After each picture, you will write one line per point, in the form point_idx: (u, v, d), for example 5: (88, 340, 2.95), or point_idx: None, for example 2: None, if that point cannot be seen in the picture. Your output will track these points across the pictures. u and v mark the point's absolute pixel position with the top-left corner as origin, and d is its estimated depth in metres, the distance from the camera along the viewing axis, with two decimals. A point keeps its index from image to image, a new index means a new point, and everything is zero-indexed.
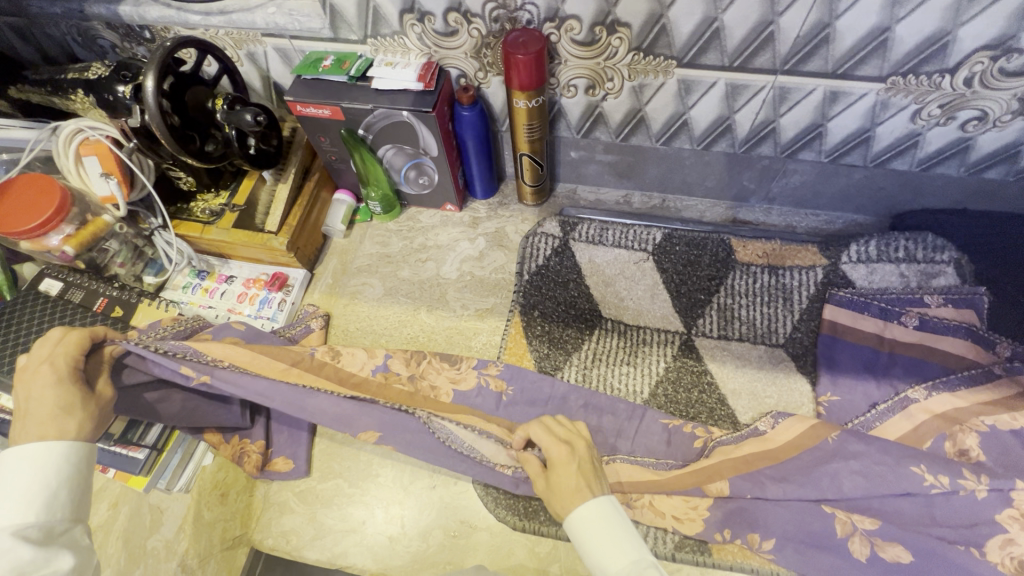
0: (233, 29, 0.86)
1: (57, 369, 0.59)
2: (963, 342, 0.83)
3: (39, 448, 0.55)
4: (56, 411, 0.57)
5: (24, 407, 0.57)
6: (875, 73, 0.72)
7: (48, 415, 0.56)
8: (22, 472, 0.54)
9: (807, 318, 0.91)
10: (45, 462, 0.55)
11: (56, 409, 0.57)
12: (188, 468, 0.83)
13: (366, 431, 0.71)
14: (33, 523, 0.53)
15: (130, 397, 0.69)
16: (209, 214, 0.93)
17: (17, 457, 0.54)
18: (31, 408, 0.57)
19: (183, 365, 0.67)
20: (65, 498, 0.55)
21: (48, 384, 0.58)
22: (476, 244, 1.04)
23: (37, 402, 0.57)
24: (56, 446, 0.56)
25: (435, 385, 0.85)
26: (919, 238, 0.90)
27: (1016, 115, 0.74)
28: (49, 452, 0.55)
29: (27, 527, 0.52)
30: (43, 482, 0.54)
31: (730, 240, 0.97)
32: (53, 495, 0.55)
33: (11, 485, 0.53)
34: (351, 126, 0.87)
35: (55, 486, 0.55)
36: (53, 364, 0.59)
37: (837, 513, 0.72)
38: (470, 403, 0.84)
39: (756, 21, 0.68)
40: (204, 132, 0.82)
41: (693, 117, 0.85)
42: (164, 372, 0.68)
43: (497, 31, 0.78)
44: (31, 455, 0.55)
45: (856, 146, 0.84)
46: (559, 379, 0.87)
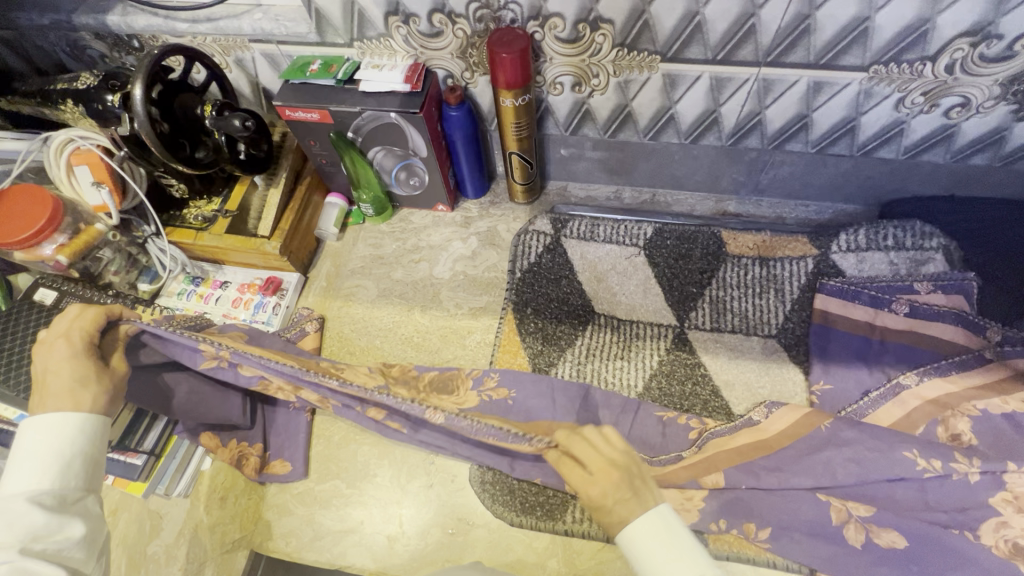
0: (220, 36, 0.87)
1: (73, 345, 0.60)
2: (954, 328, 0.83)
3: (56, 418, 0.55)
4: (73, 384, 0.57)
5: (42, 380, 0.58)
6: (857, 62, 0.72)
7: (65, 387, 0.57)
8: (37, 442, 0.54)
9: (798, 308, 0.91)
10: (60, 431, 0.55)
11: (72, 381, 0.57)
12: (186, 472, 0.84)
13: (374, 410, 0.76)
14: (48, 490, 0.53)
15: (147, 378, 0.70)
16: (202, 220, 0.94)
17: (35, 425, 0.55)
18: (49, 379, 0.57)
19: (203, 344, 0.68)
20: (79, 467, 0.55)
21: (64, 357, 0.59)
22: (469, 244, 1.04)
23: (55, 374, 0.57)
24: (72, 417, 0.56)
25: (430, 380, 0.86)
26: (907, 225, 0.90)
27: (999, 100, 0.74)
28: (65, 423, 0.55)
29: (41, 493, 0.52)
30: (58, 451, 0.54)
31: (720, 232, 0.98)
32: (68, 463, 0.55)
33: (29, 452, 0.54)
34: (340, 128, 0.87)
35: (69, 456, 0.55)
36: (69, 339, 0.60)
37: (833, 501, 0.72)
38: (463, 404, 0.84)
39: (737, 14, 0.69)
40: (194, 139, 0.83)
41: (680, 112, 0.85)
42: (181, 351, 0.69)
43: (482, 31, 0.79)
44: (49, 424, 0.55)
45: (843, 135, 0.85)
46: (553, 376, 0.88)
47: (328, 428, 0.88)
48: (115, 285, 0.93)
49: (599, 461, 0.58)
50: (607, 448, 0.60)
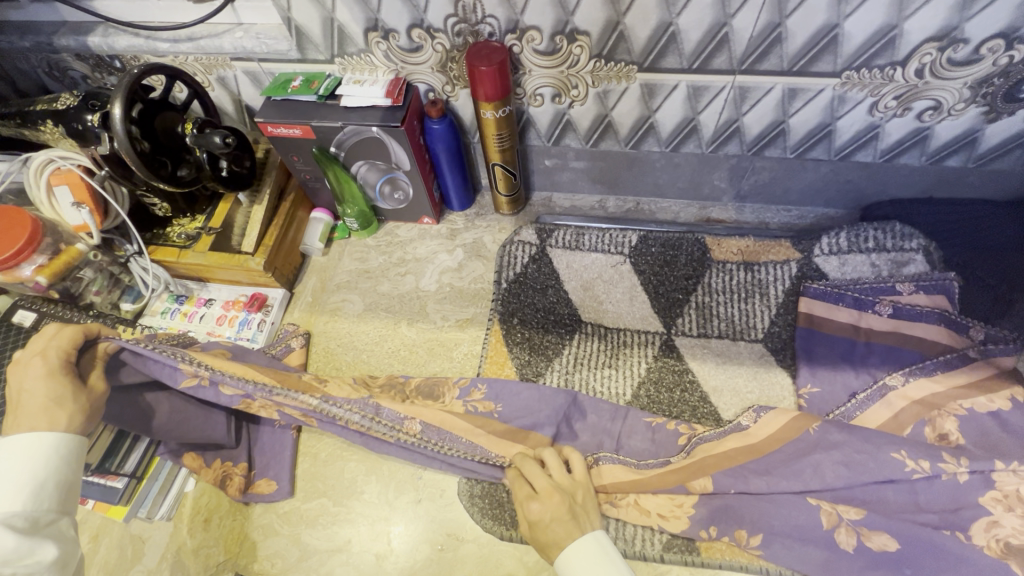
0: (202, 55, 0.88)
1: (49, 362, 0.59)
2: (936, 327, 0.84)
3: (30, 440, 0.55)
4: (48, 403, 0.57)
5: (16, 397, 0.57)
6: (830, 68, 0.73)
7: (41, 407, 0.57)
8: (11, 463, 0.53)
9: (784, 312, 0.92)
10: (33, 452, 0.55)
11: (48, 401, 0.57)
12: (169, 494, 0.82)
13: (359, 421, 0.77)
14: (20, 513, 0.52)
15: (128, 398, 0.71)
16: (185, 238, 0.94)
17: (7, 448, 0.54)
18: (23, 400, 0.57)
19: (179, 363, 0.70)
20: (52, 489, 0.55)
21: (39, 376, 0.58)
22: (455, 255, 1.04)
23: (29, 394, 0.57)
24: (48, 437, 0.56)
25: (415, 382, 0.87)
26: (887, 227, 0.90)
27: (969, 103, 0.76)
28: (40, 443, 0.55)
29: (12, 516, 0.51)
30: (32, 472, 0.54)
31: (705, 238, 0.98)
32: (40, 485, 0.54)
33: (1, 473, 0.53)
34: (322, 144, 0.88)
35: (44, 476, 0.55)
36: (45, 358, 0.60)
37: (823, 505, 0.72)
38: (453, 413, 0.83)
39: (710, 23, 0.70)
40: (176, 157, 0.83)
41: (659, 120, 0.86)
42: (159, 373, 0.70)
43: (461, 45, 0.79)
44: (21, 446, 0.55)
45: (820, 141, 0.86)
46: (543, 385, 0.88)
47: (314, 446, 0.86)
48: (97, 305, 0.92)
49: (545, 485, 0.71)
50: (557, 474, 0.74)
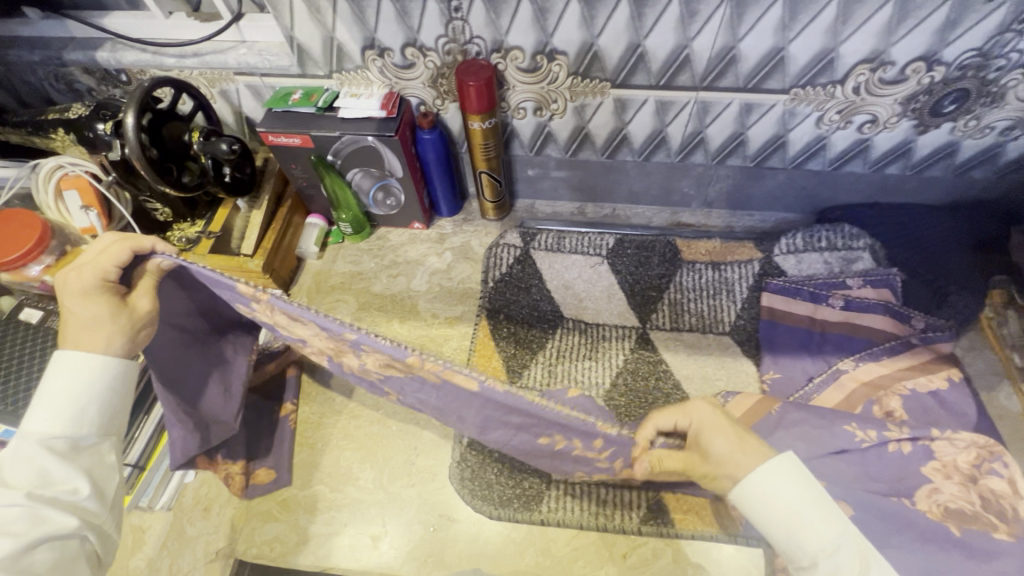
0: (206, 69, 0.94)
1: (87, 278, 0.55)
2: (883, 317, 0.92)
3: (75, 360, 0.55)
4: (88, 323, 0.55)
5: (62, 310, 0.56)
6: (779, 86, 0.83)
7: (82, 324, 0.55)
8: (58, 382, 0.55)
9: (748, 307, 1.00)
10: (77, 374, 0.55)
11: (88, 319, 0.55)
12: (171, 482, 0.86)
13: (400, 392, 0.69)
14: (60, 436, 0.54)
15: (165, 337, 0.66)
16: (185, 241, 0.99)
17: (60, 363, 0.55)
18: (67, 315, 0.55)
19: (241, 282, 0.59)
20: (93, 414, 0.56)
21: (78, 292, 0.55)
22: (444, 258, 1.10)
23: (71, 311, 0.55)
24: (89, 358, 0.55)
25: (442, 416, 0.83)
26: (837, 228, 1.00)
27: (901, 117, 0.86)
28: (84, 364, 0.55)
29: (53, 438, 0.54)
30: (73, 396, 0.55)
31: (675, 241, 1.07)
32: (83, 408, 0.55)
33: (52, 389, 0.54)
34: (321, 152, 0.94)
35: (85, 400, 0.55)
36: (83, 272, 0.55)
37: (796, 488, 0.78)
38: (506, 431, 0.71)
39: (674, 45, 0.79)
40: (180, 164, 0.88)
41: (631, 132, 0.95)
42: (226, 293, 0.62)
43: (450, 62, 0.87)
44: (70, 364, 0.55)
45: (775, 150, 0.95)
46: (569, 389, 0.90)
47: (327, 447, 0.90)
48: None
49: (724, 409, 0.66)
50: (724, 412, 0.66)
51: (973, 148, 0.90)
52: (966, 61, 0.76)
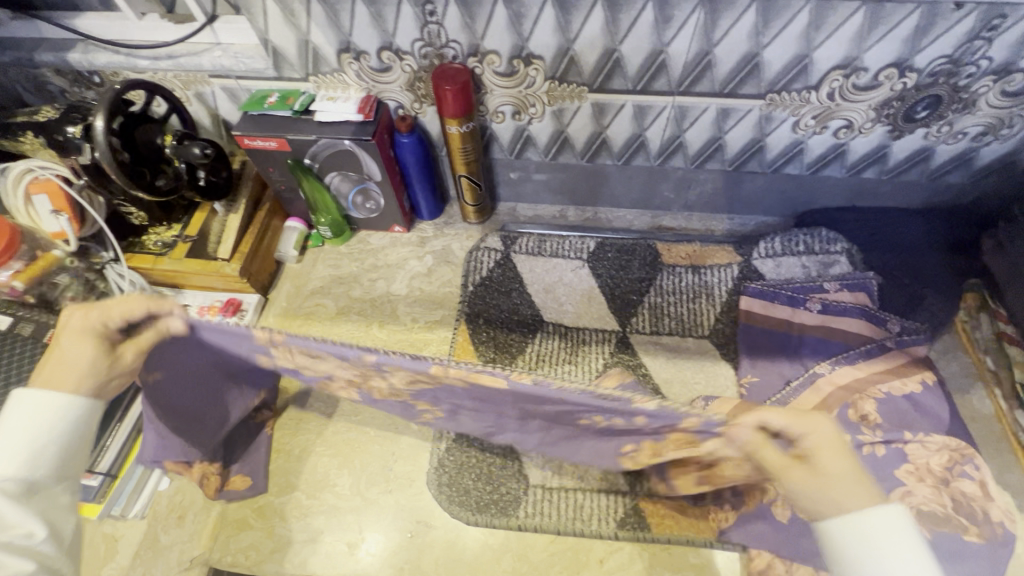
0: (180, 71, 0.93)
1: (90, 322, 0.52)
2: (859, 320, 0.93)
3: (40, 398, 0.51)
4: (68, 364, 0.52)
5: (53, 342, 0.53)
6: (755, 91, 0.83)
7: (62, 365, 0.52)
8: (18, 419, 0.50)
9: (727, 310, 1.00)
10: (40, 414, 0.50)
11: (71, 362, 0.52)
12: (144, 490, 0.85)
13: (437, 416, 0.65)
14: (12, 478, 0.49)
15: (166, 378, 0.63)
16: (161, 245, 1.00)
17: (27, 398, 0.51)
18: (56, 350, 0.52)
19: (255, 331, 0.54)
20: (50, 456, 0.50)
21: (75, 332, 0.52)
22: (425, 261, 1.10)
23: (60, 347, 0.52)
24: (57, 400, 0.51)
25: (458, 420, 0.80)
26: (815, 232, 1.01)
27: (876, 122, 0.86)
28: (49, 404, 0.51)
29: (5, 481, 0.48)
30: (31, 435, 0.50)
31: (656, 244, 1.08)
32: (40, 451, 0.50)
33: (10, 427, 0.50)
34: (297, 156, 0.93)
35: (44, 440, 0.50)
36: (87, 315, 0.52)
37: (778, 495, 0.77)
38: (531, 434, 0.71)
39: (649, 50, 0.79)
40: (155, 168, 0.87)
41: (610, 136, 0.95)
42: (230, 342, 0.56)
43: (427, 66, 0.86)
44: (37, 402, 0.51)
45: (753, 155, 0.96)
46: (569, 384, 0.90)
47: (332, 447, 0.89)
48: None
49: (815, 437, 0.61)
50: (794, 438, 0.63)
51: (947, 153, 0.91)
52: (936, 68, 0.77)
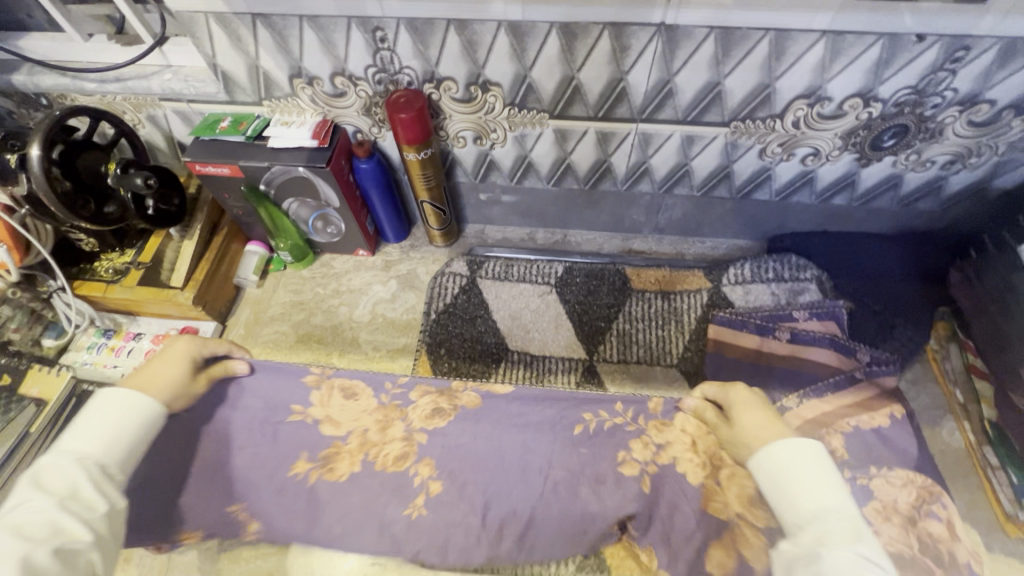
0: (130, 94, 0.90)
1: (191, 353, 0.71)
2: (827, 351, 0.91)
3: (126, 396, 0.61)
4: (168, 380, 0.66)
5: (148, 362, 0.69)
6: (719, 119, 0.81)
7: (156, 379, 0.66)
8: (106, 412, 0.60)
9: (695, 338, 0.99)
10: (127, 409, 0.60)
11: (169, 375, 0.67)
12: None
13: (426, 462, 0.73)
14: (94, 459, 0.57)
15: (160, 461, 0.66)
16: (114, 272, 0.95)
17: (114, 397, 0.61)
18: (152, 368, 0.67)
19: (311, 371, 0.76)
20: (124, 446, 0.59)
21: (181, 360, 0.70)
22: (388, 287, 1.07)
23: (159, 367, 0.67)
24: (142, 399, 0.62)
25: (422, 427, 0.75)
26: (784, 259, 1.00)
27: (843, 150, 0.84)
28: (135, 401, 0.61)
29: (88, 460, 0.56)
30: (118, 425, 0.59)
31: (625, 269, 1.05)
32: (117, 439, 0.59)
33: (101, 420, 0.59)
34: (251, 182, 0.90)
35: (123, 433, 0.59)
36: (192, 345, 0.72)
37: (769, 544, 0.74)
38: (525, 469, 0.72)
39: (608, 78, 0.77)
40: (100, 196, 0.85)
41: (575, 161, 0.93)
42: (265, 399, 0.73)
43: (382, 92, 0.84)
44: (120, 402, 0.61)
45: (720, 181, 0.93)
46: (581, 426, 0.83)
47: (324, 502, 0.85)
48: (17, 342, 0.91)
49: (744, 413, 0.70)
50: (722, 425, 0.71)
51: (916, 181, 0.89)
52: (901, 99, 0.75)
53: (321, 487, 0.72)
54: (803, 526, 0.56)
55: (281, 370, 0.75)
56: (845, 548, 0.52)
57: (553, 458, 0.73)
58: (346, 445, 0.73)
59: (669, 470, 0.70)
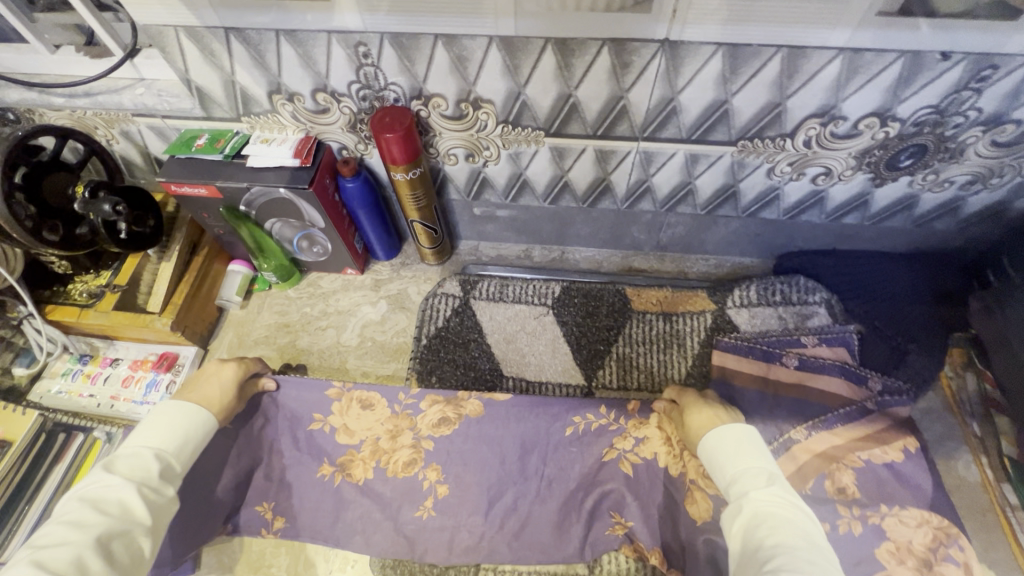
0: (101, 110, 0.85)
1: (237, 370, 0.83)
2: (838, 379, 0.86)
3: (191, 408, 0.73)
4: (222, 394, 0.78)
5: (199, 373, 0.80)
6: (725, 138, 0.76)
7: (209, 392, 0.77)
8: (174, 416, 0.71)
9: (699, 363, 0.94)
10: (192, 416, 0.72)
11: (221, 390, 0.79)
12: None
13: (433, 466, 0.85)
14: (166, 453, 0.68)
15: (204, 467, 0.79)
16: (88, 296, 0.91)
17: (181, 405, 0.73)
18: (203, 382, 0.79)
19: (333, 385, 0.89)
20: (189, 448, 0.71)
21: (229, 375, 0.82)
22: (378, 307, 1.03)
23: (213, 381, 0.80)
24: (203, 412, 0.74)
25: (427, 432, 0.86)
26: (792, 281, 0.95)
27: (857, 170, 0.79)
28: (198, 413, 0.73)
29: (162, 453, 0.68)
30: (183, 428, 0.71)
31: (625, 289, 1.01)
32: (184, 440, 0.70)
33: (172, 420, 0.71)
34: (231, 203, 0.85)
35: (187, 437, 0.71)
36: (237, 364, 0.83)
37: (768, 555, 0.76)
38: (516, 465, 0.85)
39: (608, 96, 0.72)
40: (69, 219, 0.81)
41: (572, 179, 0.88)
42: (295, 407, 0.87)
43: (367, 108, 0.78)
44: (186, 409, 0.73)
45: (726, 200, 0.89)
46: (572, 446, 0.85)
47: (326, 521, 0.84)
48: None
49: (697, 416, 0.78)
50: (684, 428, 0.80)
51: (932, 201, 0.84)
52: (921, 119, 0.70)
53: (345, 488, 0.85)
54: (735, 486, 0.67)
55: (308, 383, 0.88)
56: (764, 495, 0.63)
57: (548, 466, 0.85)
58: (359, 452, 0.86)
59: (648, 464, 0.83)
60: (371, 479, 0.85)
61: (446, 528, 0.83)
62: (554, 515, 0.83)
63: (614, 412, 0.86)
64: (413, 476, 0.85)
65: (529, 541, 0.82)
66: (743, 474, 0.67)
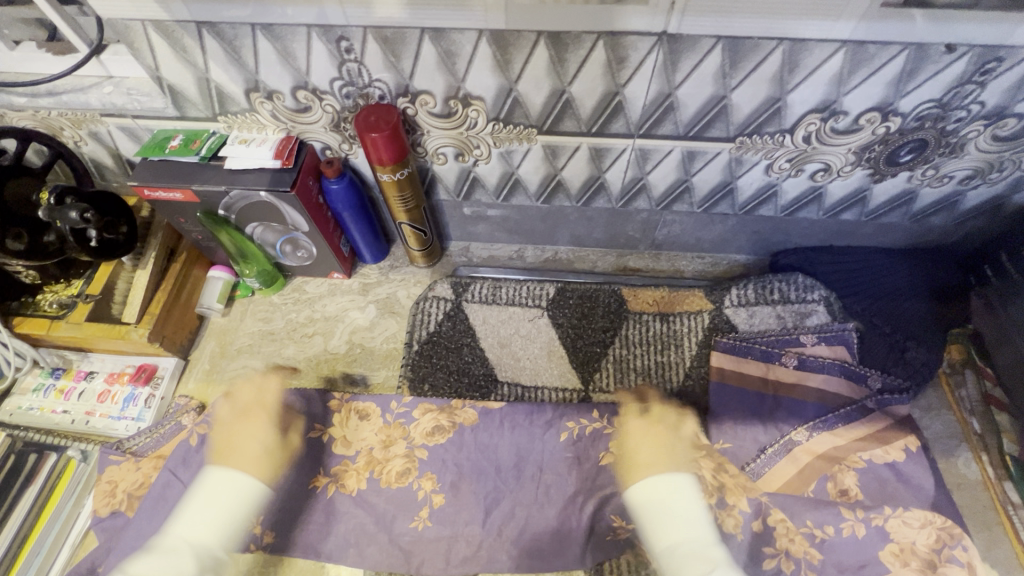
0: (67, 110, 0.80)
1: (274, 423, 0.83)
2: (838, 379, 0.85)
3: (244, 488, 0.73)
4: (265, 456, 0.78)
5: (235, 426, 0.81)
6: (724, 134, 0.74)
7: (253, 455, 0.77)
8: (225, 497, 0.71)
9: (697, 364, 0.92)
10: (244, 498, 0.73)
11: (262, 449, 0.79)
12: (67, 542, 0.78)
13: (427, 477, 0.82)
14: (213, 543, 0.67)
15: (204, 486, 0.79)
16: (58, 307, 0.86)
17: (230, 484, 0.73)
18: (244, 443, 0.78)
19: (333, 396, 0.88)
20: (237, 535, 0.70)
21: (266, 428, 0.81)
22: (367, 312, 0.99)
23: (255, 441, 0.79)
24: (254, 490, 0.74)
25: (420, 443, 0.84)
26: (790, 279, 0.93)
27: (856, 166, 0.78)
28: (247, 490, 0.73)
29: (216, 543, 0.67)
30: (233, 512, 0.71)
31: (620, 289, 0.98)
32: (232, 528, 0.70)
33: (220, 503, 0.71)
34: (209, 208, 0.81)
35: (235, 522, 0.71)
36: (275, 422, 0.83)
37: (778, 555, 0.73)
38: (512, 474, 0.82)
39: (603, 92, 0.69)
40: (36, 227, 0.76)
41: (566, 178, 0.85)
42: (295, 419, 0.86)
43: (351, 107, 0.75)
44: (234, 489, 0.73)
45: (723, 197, 0.87)
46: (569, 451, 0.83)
47: (317, 534, 0.80)
48: None
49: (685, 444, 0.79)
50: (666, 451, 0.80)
51: (931, 197, 0.83)
52: (923, 113, 0.68)
53: (338, 500, 0.82)
54: (673, 564, 0.65)
55: (308, 395, 0.87)
56: None
57: (546, 474, 0.82)
58: (354, 462, 0.84)
59: None
60: (363, 492, 0.82)
61: (442, 541, 0.79)
62: (553, 519, 0.80)
63: (607, 416, 0.86)
64: (407, 486, 0.82)
65: (527, 549, 0.78)
66: (682, 544, 0.66)
